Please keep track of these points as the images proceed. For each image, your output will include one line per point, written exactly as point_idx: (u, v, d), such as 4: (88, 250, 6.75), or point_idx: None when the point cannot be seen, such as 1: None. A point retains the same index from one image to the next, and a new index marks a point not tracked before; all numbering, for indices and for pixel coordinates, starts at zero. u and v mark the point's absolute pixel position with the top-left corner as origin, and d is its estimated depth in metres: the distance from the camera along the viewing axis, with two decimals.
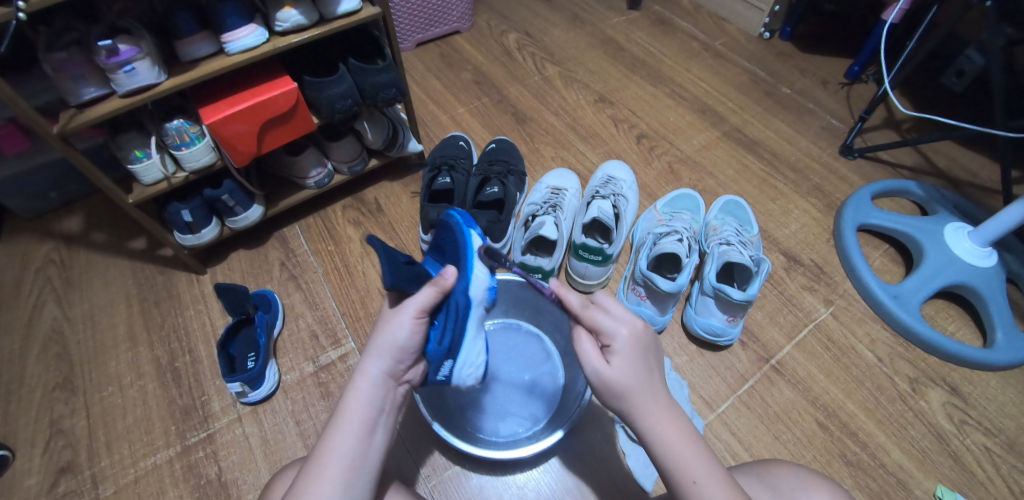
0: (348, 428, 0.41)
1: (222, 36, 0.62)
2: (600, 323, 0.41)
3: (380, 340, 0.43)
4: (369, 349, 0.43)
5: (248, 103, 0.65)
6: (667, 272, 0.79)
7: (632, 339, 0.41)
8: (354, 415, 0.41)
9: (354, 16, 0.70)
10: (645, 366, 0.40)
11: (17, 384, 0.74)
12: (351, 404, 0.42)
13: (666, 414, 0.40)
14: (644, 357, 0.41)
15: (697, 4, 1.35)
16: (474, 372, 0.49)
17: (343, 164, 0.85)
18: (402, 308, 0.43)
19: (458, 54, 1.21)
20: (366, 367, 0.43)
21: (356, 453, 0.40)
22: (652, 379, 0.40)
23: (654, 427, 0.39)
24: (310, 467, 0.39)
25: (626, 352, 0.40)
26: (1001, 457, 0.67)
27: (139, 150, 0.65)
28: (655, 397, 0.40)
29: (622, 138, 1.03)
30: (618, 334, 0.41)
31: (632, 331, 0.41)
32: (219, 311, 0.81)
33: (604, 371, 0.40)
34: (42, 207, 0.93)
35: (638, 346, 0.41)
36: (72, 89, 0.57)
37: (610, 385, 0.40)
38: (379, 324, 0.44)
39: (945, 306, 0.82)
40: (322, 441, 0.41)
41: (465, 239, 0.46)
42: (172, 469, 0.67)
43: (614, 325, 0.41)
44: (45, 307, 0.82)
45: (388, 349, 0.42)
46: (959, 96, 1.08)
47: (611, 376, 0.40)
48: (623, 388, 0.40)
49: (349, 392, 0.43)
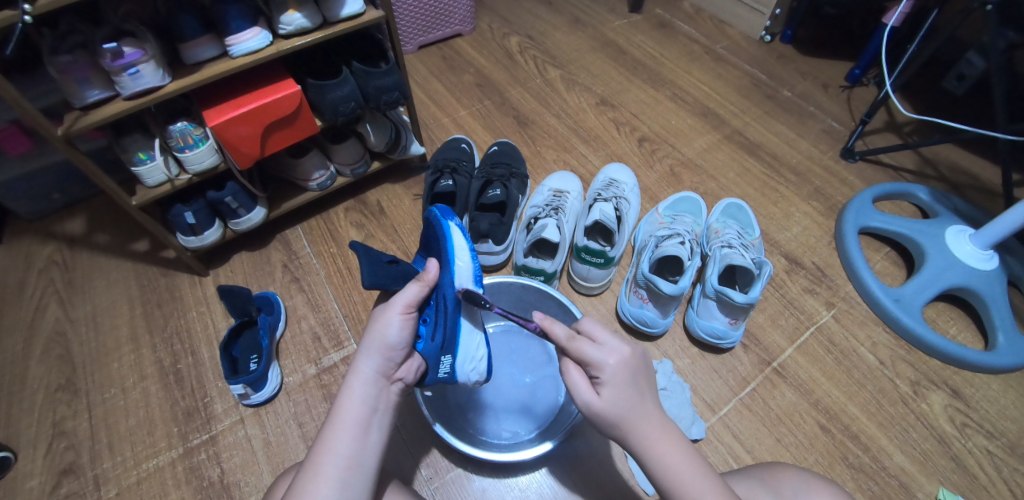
0: (343, 427, 0.41)
1: (227, 39, 0.62)
2: (586, 354, 0.40)
3: (371, 339, 0.43)
4: (361, 349, 0.43)
5: (252, 106, 0.65)
6: (668, 275, 0.79)
7: (621, 368, 0.40)
8: (349, 416, 0.41)
9: (358, 19, 0.70)
10: (635, 391, 0.40)
11: (20, 386, 0.74)
12: (345, 403, 0.42)
13: (660, 434, 0.40)
14: (634, 383, 0.40)
15: (698, 7, 1.36)
16: (476, 366, 0.50)
17: (345, 166, 0.85)
18: (388, 308, 0.43)
19: (460, 57, 1.21)
20: (359, 367, 0.43)
21: (352, 452, 0.40)
22: (644, 402, 0.40)
23: (650, 452, 0.40)
24: (307, 467, 0.40)
25: (615, 381, 0.39)
26: (1003, 460, 0.67)
27: (143, 152, 0.66)
28: (649, 421, 0.40)
29: (623, 141, 1.04)
30: (606, 363, 0.40)
31: (620, 358, 0.40)
32: (221, 313, 0.82)
33: (595, 403, 0.40)
34: (45, 208, 0.94)
35: (627, 372, 0.40)
36: (76, 92, 0.57)
37: (601, 416, 0.40)
38: (371, 323, 0.44)
39: (946, 309, 0.82)
40: (319, 441, 0.41)
41: (443, 231, 0.47)
42: (175, 470, 0.67)
43: (601, 356, 0.40)
44: (48, 308, 0.82)
45: (379, 348, 0.43)
46: (959, 99, 1.08)
47: (602, 408, 0.40)
48: (614, 418, 0.40)
49: (344, 392, 0.43)
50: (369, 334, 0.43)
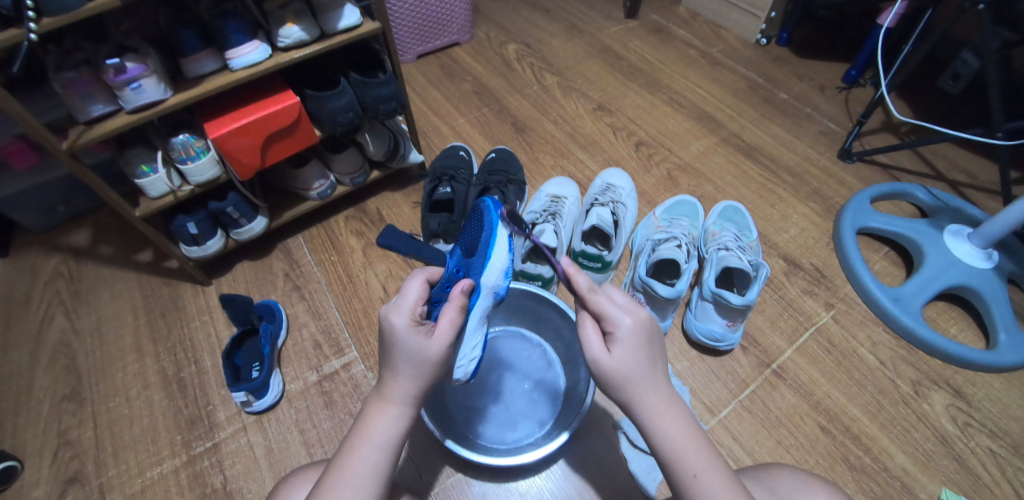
0: (372, 447, 0.40)
1: (227, 53, 0.64)
2: (605, 309, 0.39)
3: (405, 364, 0.40)
4: (395, 375, 0.40)
5: (251, 118, 0.66)
6: (667, 278, 0.80)
7: (636, 329, 0.39)
8: (381, 437, 0.40)
9: (355, 31, 0.71)
10: (647, 357, 0.39)
11: (26, 395, 0.75)
12: (377, 424, 0.40)
13: (666, 405, 0.39)
14: (647, 348, 0.39)
15: (693, 12, 1.37)
16: (464, 365, 0.46)
17: (345, 176, 0.86)
18: (415, 273, 0.44)
19: (458, 65, 1.22)
20: (398, 394, 0.40)
21: (382, 468, 0.40)
22: (654, 369, 0.39)
23: (656, 421, 0.39)
24: (334, 476, 0.39)
25: (628, 342, 0.39)
26: (1006, 459, 0.67)
27: (146, 165, 0.67)
28: (657, 389, 0.39)
29: (620, 146, 1.04)
30: (622, 321, 0.39)
31: (636, 321, 0.39)
32: (223, 322, 0.82)
33: (604, 360, 0.39)
34: (50, 221, 0.95)
35: (641, 337, 0.39)
36: (80, 107, 0.58)
37: (609, 375, 0.39)
38: (398, 347, 0.39)
39: (947, 308, 0.82)
40: (346, 448, 0.41)
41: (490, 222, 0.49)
42: (178, 478, 0.68)
43: (618, 313, 0.39)
44: (54, 319, 0.83)
45: (421, 373, 0.40)
46: (955, 99, 1.09)
47: (611, 366, 0.39)
48: (623, 378, 0.39)
49: (377, 412, 0.41)
50: (402, 359, 0.40)
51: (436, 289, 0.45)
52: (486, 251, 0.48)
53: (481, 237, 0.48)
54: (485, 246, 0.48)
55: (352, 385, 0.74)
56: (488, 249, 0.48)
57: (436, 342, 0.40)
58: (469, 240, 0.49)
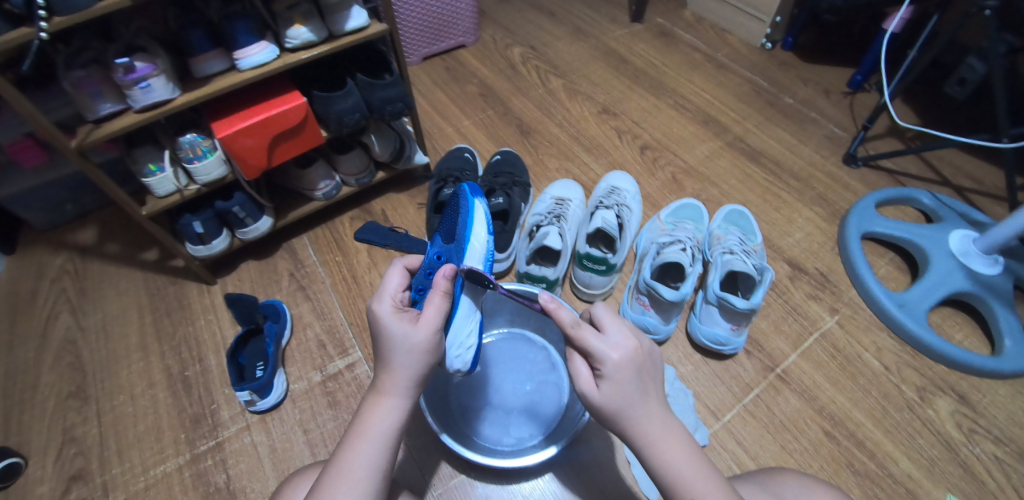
0: (369, 442, 0.40)
1: (235, 53, 0.64)
2: (591, 346, 0.39)
3: (395, 354, 0.40)
4: (387, 366, 0.41)
5: (258, 118, 0.67)
6: (671, 282, 0.80)
7: (623, 363, 0.38)
8: (377, 430, 0.40)
9: (362, 33, 0.71)
10: (638, 388, 0.39)
11: (30, 392, 0.75)
12: (372, 418, 0.40)
13: (662, 432, 0.39)
14: (638, 378, 0.39)
15: (698, 16, 1.37)
16: (462, 354, 0.46)
17: (350, 176, 0.87)
18: (395, 263, 0.48)
19: (464, 68, 1.23)
20: (391, 386, 0.41)
21: (380, 462, 0.40)
22: (646, 398, 0.39)
23: (653, 449, 0.39)
24: (332, 471, 0.39)
25: (616, 376, 0.38)
26: (1011, 466, 0.67)
27: (153, 164, 0.67)
28: (652, 418, 0.39)
29: (625, 149, 1.04)
30: (609, 358, 0.38)
31: (624, 354, 0.38)
32: (228, 321, 0.83)
33: (594, 396, 0.39)
34: (57, 219, 0.96)
35: (630, 369, 0.38)
36: (89, 105, 0.59)
37: (600, 409, 0.39)
38: (386, 336, 0.40)
39: (952, 314, 0.82)
40: (344, 445, 0.41)
41: (467, 206, 0.51)
42: (182, 477, 0.68)
43: (604, 349, 0.38)
44: (59, 317, 0.84)
45: (412, 362, 0.40)
46: (961, 104, 1.08)
47: (601, 401, 0.39)
48: (615, 411, 0.39)
49: (371, 405, 0.41)
50: (392, 349, 0.40)
51: (419, 276, 0.46)
52: (463, 235, 0.49)
53: (458, 222, 0.50)
54: (462, 229, 0.50)
55: (356, 385, 0.75)
56: (465, 234, 0.50)
57: (422, 329, 0.40)
58: (448, 228, 0.51)
